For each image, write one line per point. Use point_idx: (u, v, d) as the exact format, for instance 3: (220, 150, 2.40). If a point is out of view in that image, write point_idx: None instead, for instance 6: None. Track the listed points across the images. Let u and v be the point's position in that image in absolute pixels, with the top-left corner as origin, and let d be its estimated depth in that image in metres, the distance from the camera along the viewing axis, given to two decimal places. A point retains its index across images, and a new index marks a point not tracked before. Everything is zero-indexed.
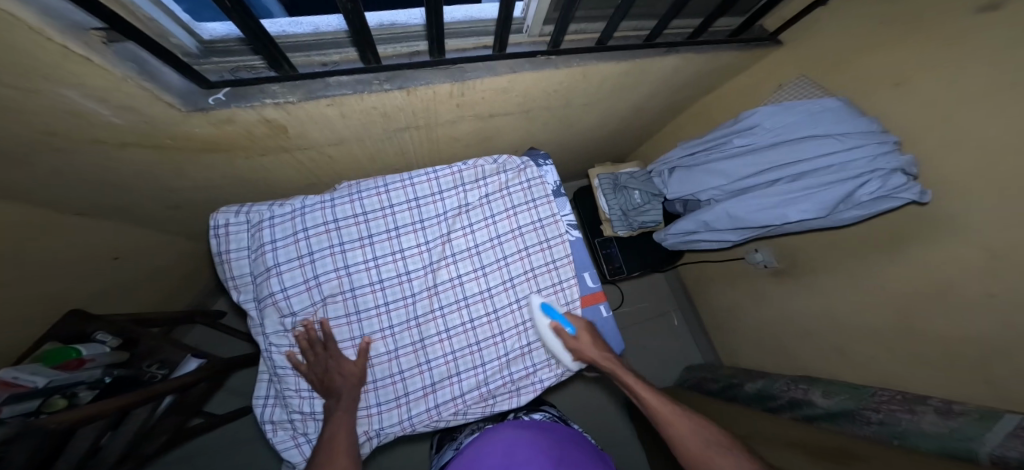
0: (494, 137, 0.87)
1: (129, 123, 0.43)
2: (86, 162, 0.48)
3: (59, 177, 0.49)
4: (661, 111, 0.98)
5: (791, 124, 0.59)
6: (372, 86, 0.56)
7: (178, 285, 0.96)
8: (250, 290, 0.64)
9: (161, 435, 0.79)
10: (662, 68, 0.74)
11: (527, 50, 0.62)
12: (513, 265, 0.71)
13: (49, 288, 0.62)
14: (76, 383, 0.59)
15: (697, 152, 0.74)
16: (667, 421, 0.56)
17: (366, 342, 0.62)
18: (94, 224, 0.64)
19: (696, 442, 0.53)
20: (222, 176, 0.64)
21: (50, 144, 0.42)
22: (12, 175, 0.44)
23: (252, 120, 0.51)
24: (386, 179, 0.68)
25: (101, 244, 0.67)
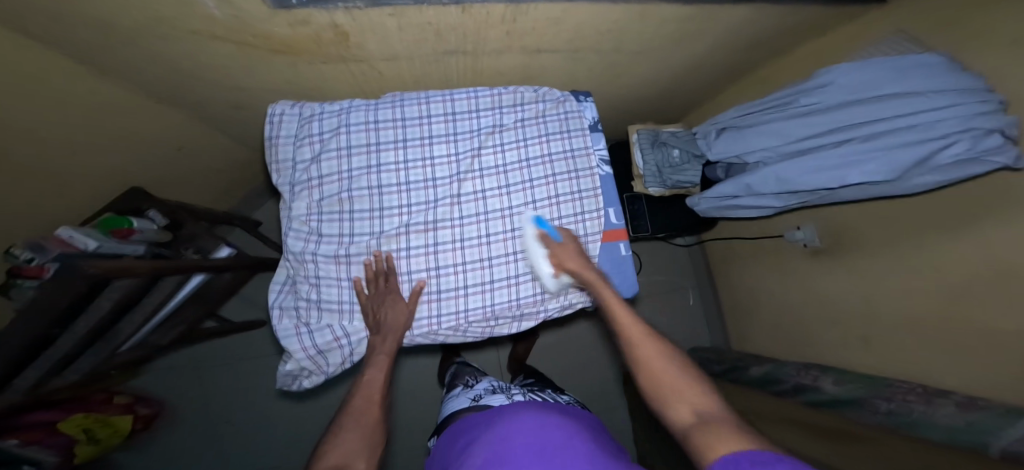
0: (536, 76, 0.83)
1: (226, 17, 0.49)
2: (180, 53, 0.55)
3: (153, 64, 0.56)
4: (720, 71, 0.91)
5: (874, 79, 0.53)
6: (430, 0, 0.56)
7: (229, 189, 1.05)
8: (289, 175, 0.68)
9: (177, 327, 0.81)
10: (738, 15, 0.67)
11: None
12: (537, 189, 0.70)
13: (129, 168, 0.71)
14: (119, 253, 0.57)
15: (752, 113, 0.71)
16: (631, 343, 0.47)
17: (386, 256, 0.64)
18: (174, 115, 0.71)
19: (660, 368, 0.43)
20: (282, 80, 0.70)
21: (160, 29, 0.48)
22: (127, 53, 0.51)
23: (323, 22, 0.56)
24: (428, 94, 0.70)
25: (172, 134, 0.74)
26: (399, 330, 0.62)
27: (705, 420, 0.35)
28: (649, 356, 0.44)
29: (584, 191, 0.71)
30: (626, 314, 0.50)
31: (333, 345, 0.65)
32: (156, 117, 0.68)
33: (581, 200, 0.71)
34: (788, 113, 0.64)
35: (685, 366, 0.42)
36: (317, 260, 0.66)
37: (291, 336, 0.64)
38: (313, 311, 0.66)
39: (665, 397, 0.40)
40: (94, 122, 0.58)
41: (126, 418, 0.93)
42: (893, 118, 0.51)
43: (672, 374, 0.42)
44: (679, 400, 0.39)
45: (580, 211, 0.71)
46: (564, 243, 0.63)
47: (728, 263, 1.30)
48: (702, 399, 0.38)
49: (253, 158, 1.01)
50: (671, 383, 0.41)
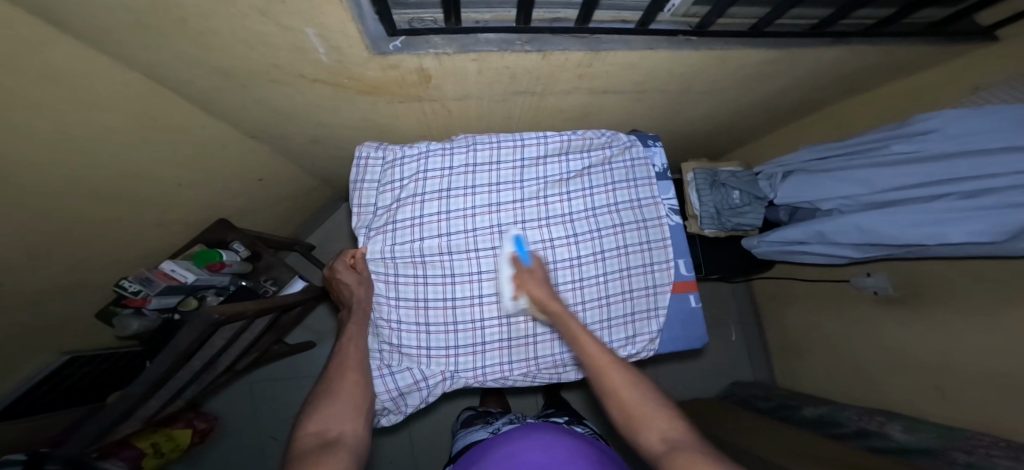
0: (595, 113, 0.84)
1: (330, 62, 0.52)
2: (279, 95, 0.58)
3: (255, 105, 0.59)
4: (784, 108, 0.90)
5: (986, 131, 0.50)
6: (514, 46, 0.58)
7: (292, 215, 1.09)
8: (367, 219, 0.73)
9: (252, 353, 0.91)
10: (820, 58, 0.66)
11: (668, 28, 0.55)
12: (607, 238, 0.75)
13: (215, 200, 0.74)
14: (208, 286, 0.74)
15: (832, 156, 0.70)
16: (603, 375, 0.53)
17: (359, 252, 0.71)
18: (259, 148, 0.74)
19: (633, 401, 0.50)
20: (359, 117, 0.72)
21: (269, 74, 0.51)
22: (237, 96, 0.55)
23: (411, 67, 0.59)
24: (498, 137, 0.74)
25: (252, 166, 0.76)
26: (364, 309, 0.68)
27: (674, 447, 0.44)
28: (619, 389, 0.51)
29: (653, 242, 0.76)
30: (595, 346, 0.55)
31: (413, 388, 0.71)
32: (247, 151, 0.72)
33: (651, 251, 0.76)
34: (879, 161, 0.62)
35: (639, 390, 0.51)
36: (398, 305, 0.71)
37: (376, 378, 0.69)
38: (394, 354, 0.71)
39: (634, 425, 0.48)
40: (196, 156, 0.61)
41: (188, 431, 1.01)
42: (1003, 176, 0.48)
43: (642, 404, 0.50)
44: (649, 427, 0.48)
45: (649, 263, 0.76)
46: (533, 268, 0.66)
47: (784, 305, 1.29)
48: (665, 422, 0.48)
49: (316, 185, 1.05)
50: (639, 413, 0.49)
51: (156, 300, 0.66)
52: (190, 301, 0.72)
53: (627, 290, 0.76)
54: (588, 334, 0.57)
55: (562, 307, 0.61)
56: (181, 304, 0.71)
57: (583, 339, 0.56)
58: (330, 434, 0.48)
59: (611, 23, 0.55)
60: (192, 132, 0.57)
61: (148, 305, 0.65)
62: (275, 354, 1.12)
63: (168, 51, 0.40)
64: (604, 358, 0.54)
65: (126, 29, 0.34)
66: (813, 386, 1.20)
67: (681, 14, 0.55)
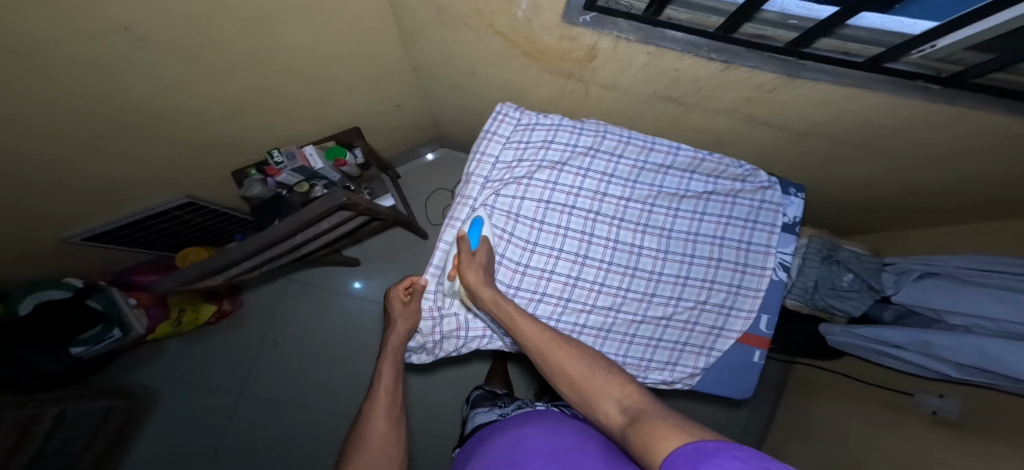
0: (730, 143, 0.81)
1: (523, 18, 0.54)
2: (459, 36, 0.61)
3: (435, 37, 0.63)
4: (938, 204, 0.81)
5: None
6: (699, 52, 0.55)
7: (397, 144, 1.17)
8: (485, 169, 0.74)
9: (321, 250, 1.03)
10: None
11: (907, 70, 0.48)
12: (697, 266, 0.74)
13: (356, 110, 0.81)
14: (320, 178, 0.80)
15: (999, 272, 0.61)
16: (549, 356, 0.49)
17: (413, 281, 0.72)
18: (407, 78, 0.80)
19: (575, 371, 0.45)
20: (509, 76, 0.75)
21: (469, 15, 0.54)
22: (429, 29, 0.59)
23: (585, 43, 0.59)
24: (630, 132, 0.73)
25: (395, 93, 0.83)
26: (404, 336, 0.69)
27: (633, 415, 0.35)
28: (563, 362, 0.47)
29: (744, 288, 0.74)
30: (532, 326, 0.54)
31: (453, 334, 0.77)
32: (396, 76, 0.77)
33: (738, 296, 0.74)
34: None
35: (586, 361, 0.46)
36: None
37: (425, 319, 0.74)
38: (446, 298, 0.75)
39: (588, 401, 0.41)
40: (361, 67, 0.67)
41: (211, 310, 1.21)
42: None
43: (585, 373, 0.44)
44: (602, 397, 0.40)
45: (728, 306, 0.75)
46: (476, 254, 0.65)
47: (822, 397, 1.22)
48: (614, 388, 0.40)
49: (428, 123, 1.11)
50: (580, 382, 0.44)
51: (285, 173, 0.74)
52: (303, 186, 0.79)
53: (692, 321, 0.75)
54: (523, 313, 0.56)
55: (492, 291, 0.61)
56: (297, 187, 0.78)
57: (523, 324, 0.54)
58: None
59: (833, 52, 0.50)
60: (374, 44, 0.62)
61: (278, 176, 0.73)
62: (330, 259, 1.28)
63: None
64: (544, 338, 0.51)
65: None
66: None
67: (933, 58, 0.47)
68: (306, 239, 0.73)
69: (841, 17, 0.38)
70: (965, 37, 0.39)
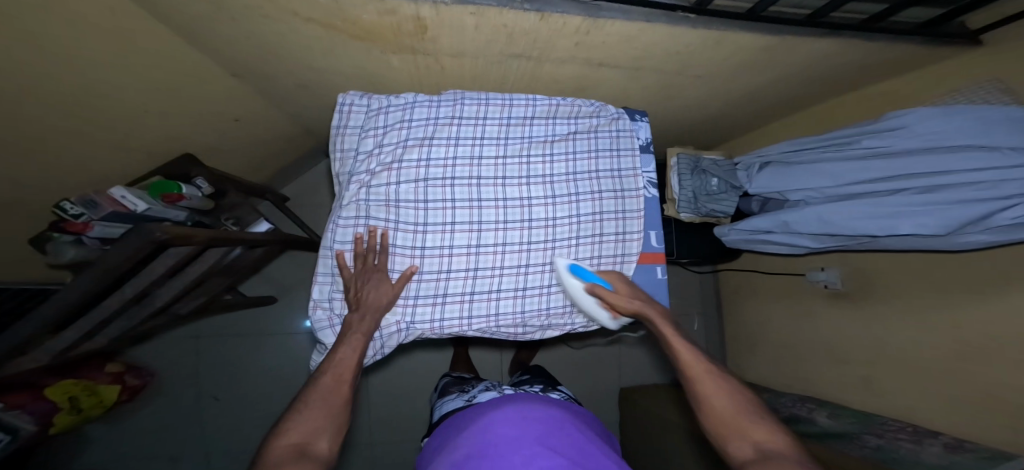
0: (589, 88, 0.86)
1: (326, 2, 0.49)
2: (266, 29, 0.56)
3: (238, 34, 0.56)
4: (766, 105, 0.94)
5: (946, 128, 0.52)
6: (513, 3, 0.56)
7: (263, 161, 1.07)
8: (349, 165, 0.70)
9: (202, 296, 0.95)
10: (805, 54, 0.67)
11: (669, 2, 0.58)
12: (584, 203, 0.76)
13: (179, 131, 0.71)
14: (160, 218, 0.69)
15: (805, 149, 0.70)
16: (691, 378, 0.51)
17: (371, 230, 0.66)
18: (229, 82, 0.71)
19: (724, 407, 0.47)
20: (350, 64, 0.70)
21: (259, 9, 0.49)
22: (223, 25, 0.53)
23: (408, 14, 0.56)
24: (488, 95, 0.72)
25: (222, 99, 0.73)
26: (379, 310, 0.64)
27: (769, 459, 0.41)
28: (706, 390, 0.49)
29: (629, 211, 0.78)
30: (687, 351, 0.54)
31: None
32: (213, 84, 0.68)
33: (626, 220, 0.78)
34: (845, 155, 0.63)
35: (731, 399, 0.48)
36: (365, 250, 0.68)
37: (326, 328, 0.70)
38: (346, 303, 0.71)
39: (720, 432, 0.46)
40: (156, 81, 0.57)
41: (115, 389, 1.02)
42: (962, 171, 0.51)
43: (737, 411, 0.46)
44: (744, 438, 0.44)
45: (622, 232, 0.77)
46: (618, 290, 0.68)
47: (736, 297, 1.38)
48: (757, 431, 0.44)
49: (286, 126, 1.01)
50: (730, 417, 0.46)
51: (99, 228, 0.58)
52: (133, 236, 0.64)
53: (597, 254, 0.76)
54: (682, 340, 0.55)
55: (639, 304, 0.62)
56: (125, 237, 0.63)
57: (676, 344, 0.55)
58: (309, 448, 0.44)
59: None
60: (160, 53, 0.53)
61: (90, 233, 0.56)
62: (226, 304, 1.15)
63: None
64: (697, 366, 0.52)
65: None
66: (760, 376, 1.27)
67: None
68: (140, 290, 0.58)
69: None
70: None
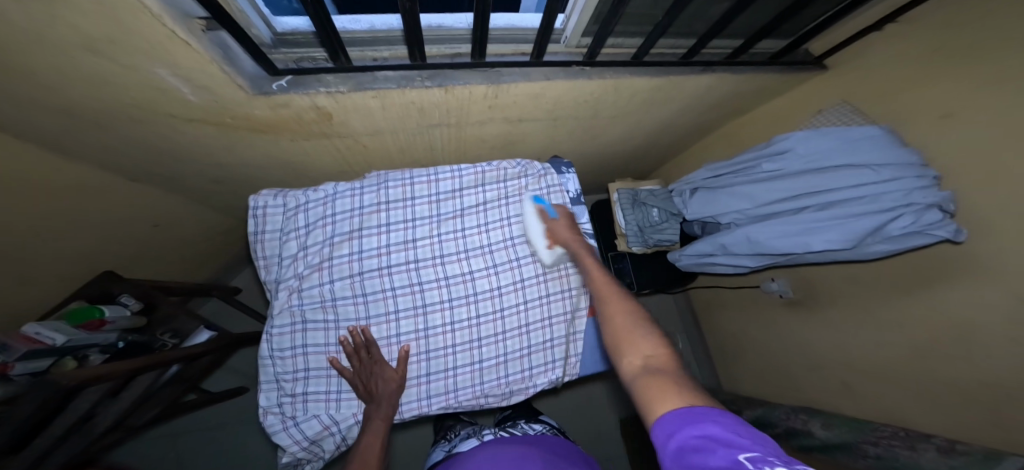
0: (518, 142, 0.89)
1: (200, 101, 0.50)
2: (155, 133, 0.56)
3: (127, 142, 0.57)
4: (688, 131, 1.00)
5: (829, 150, 0.59)
6: (415, 82, 0.59)
7: (198, 254, 1.03)
8: (275, 271, 0.68)
9: (154, 407, 0.81)
10: (696, 85, 0.74)
11: (563, 60, 0.63)
12: (525, 267, 0.74)
13: (75, 246, 0.67)
14: (89, 345, 0.62)
15: (723, 174, 0.74)
16: (607, 309, 0.52)
17: (357, 329, 0.65)
18: (123, 187, 0.69)
19: (624, 327, 0.46)
20: (264, 155, 0.70)
21: (133, 115, 0.50)
22: (97, 135, 0.53)
23: (305, 105, 0.57)
24: (412, 172, 0.72)
25: (123, 208, 0.72)
26: (392, 394, 0.65)
27: (649, 368, 0.38)
28: (615, 310, 0.50)
29: (570, 267, 0.75)
30: (611, 284, 0.57)
31: (324, 435, 0.65)
32: (106, 190, 0.66)
33: (569, 276, 0.75)
34: (752, 178, 0.68)
35: (632, 320, 0.47)
36: (308, 352, 0.65)
37: (280, 432, 0.64)
38: (298, 404, 0.66)
39: (619, 346, 0.44)
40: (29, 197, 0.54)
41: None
42: (848, 187, 0.57)
43: (633, 324, 0.46)
44: (631, 353, 0.42)
45: (567, 288, 0.75)
46: (560, 217, 0.72)
47: (711, 311, 1.36)
48: (647, 347, 0.42)
49: (217, 217, 0.99)
50: (624, 330, 0.46)
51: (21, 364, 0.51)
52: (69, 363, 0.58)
53: (547, 316, 0.74)
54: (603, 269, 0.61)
55: (586, 245, 0.67)
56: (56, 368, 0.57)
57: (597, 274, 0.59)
58: None
59: (515, 55, 0.63)
60: (23, 167, 0.51)
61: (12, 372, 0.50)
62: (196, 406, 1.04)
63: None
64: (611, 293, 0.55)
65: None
66: (753, 388, 1.21)
67: (575, 46, 0.64)
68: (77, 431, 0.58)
69: (413, 15, 0.44)
70: (574, 21, 0.58)
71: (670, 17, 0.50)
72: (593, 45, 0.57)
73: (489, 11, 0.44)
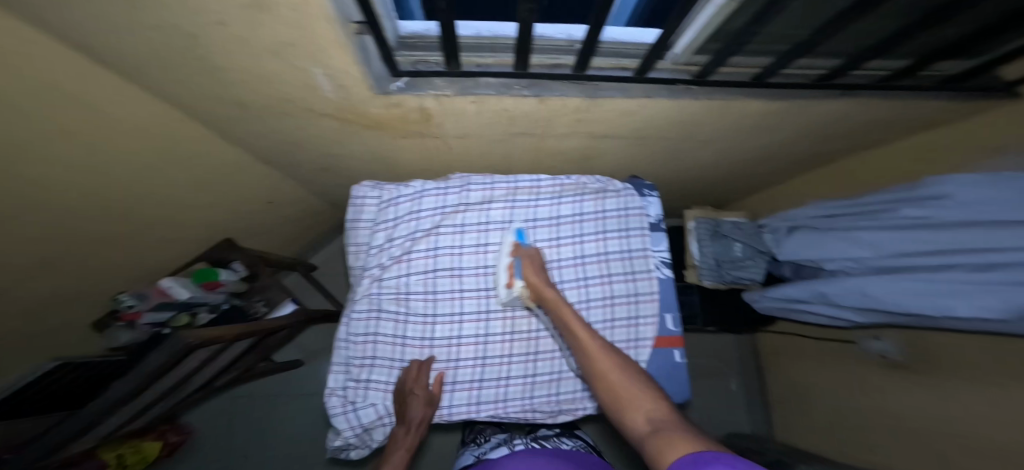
0: (596, 158, 0.87)
1: (337, 98, 0.56)
2: (286, 123, 0.63)
3: (263, 131, 0.65)
4: (789, 162, 0.91)
5: (996, 200, 0.49)
6: (512, 90, 0.60)
7: (297, 233, 1.14)
8: (360, 258, 0.71)
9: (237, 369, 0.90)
10: (827, 109, 0.64)
11: (669, 77, 0.59)
12: (592, 288, 0.72)
13: (209, 219, 0.78)
14: (202, 304, 0.72)
15: (840, 215, 0.70)
16: (603, 367, 0.53)
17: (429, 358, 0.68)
18: (251, 170, 0.78)
19: (627, 387, 0.49)
20: (362, 149, 0.76)
21: (280, 106, 0.57)
22: (246, 123, 0.61)
23: (414, 106, 0.61)
24: (493, 178, 0.73)
25: (248, 188, 0.82)
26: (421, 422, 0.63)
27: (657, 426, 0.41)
28: (608, 371, 0.52)
29: (641, 295, 0.72)
30: (586, 331, 0.57)
31: (376, 424, 0.67)
32: (241, 171, 0.76)
33: (638, 304, 0.72)
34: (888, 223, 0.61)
35: (629, 379, 0.50)
36: (378, 340, 0.68)
37: (339, 415, 0.66)
38: (359, 390, 0.67)
39: (626, 413, 0.47)
40: (184, 171, 0.63)
41: (157, 444, 1.03)
42: (1014, 248, 0.46)
43: (639, 390, 0.48)
44: (636, 413, 0.45)
45: (634, 317, 0.71)
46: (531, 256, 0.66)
47: (781, 359, 1.23)
48: (652, 406, 0.46)
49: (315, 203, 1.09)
50: (632, 395, 0.48)
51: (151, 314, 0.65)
52: (183, 318, 0.68)
53: (608, 342, 0.71)
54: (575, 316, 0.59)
55: (554, 291, 0.62)
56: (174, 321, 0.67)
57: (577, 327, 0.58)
58: None
59: (612, 69, 0.60)
60: (186, 143, 0.60)
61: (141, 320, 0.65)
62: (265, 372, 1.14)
63: (191, 72, 0.45)
64: (607, 355, 0.54)
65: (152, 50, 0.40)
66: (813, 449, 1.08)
67: (682, 63, 0.59)
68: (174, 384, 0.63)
69: (528, 25, 0.43)
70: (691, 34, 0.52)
71: (815, 38, 0.44)
72: (716, 59, 0.52)
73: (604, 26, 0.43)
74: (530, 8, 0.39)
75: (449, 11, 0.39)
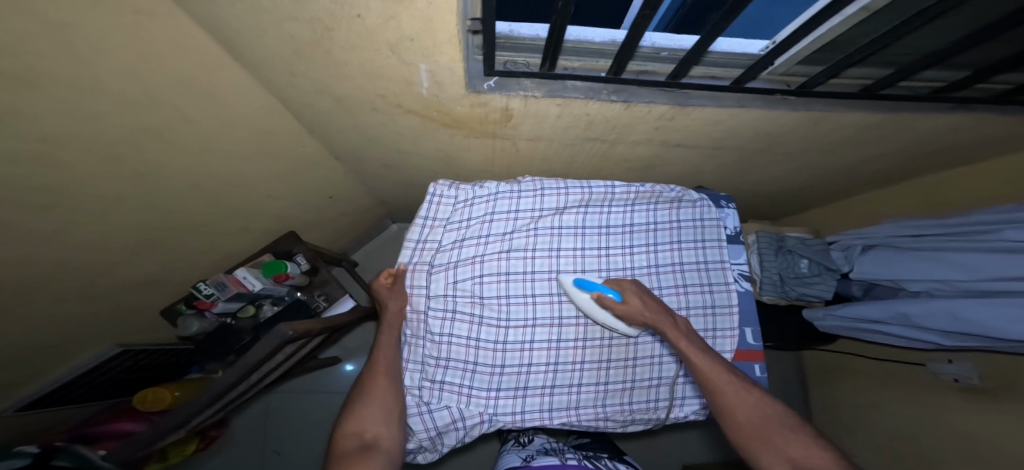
0: (660, 166, 0.86)
1: (429, 95, 0.55)
2: (370, 119, 0.63)
3: (343, 124, 0.64)
4: (857, 179, 0.90)
5: None
6: (600, 95, 0.59)
7: (345, 229, 1.15)
8: (430, 255, 0.69)
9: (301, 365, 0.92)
10: (923, 126, 0.63)
11: (766, 87, 0.57)
12: (666, 298, 0.70)
13: (272, 209, 0.77)
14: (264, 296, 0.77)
15: (930, 235, 0.69)
16: (721, 395, 0.54)
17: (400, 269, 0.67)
18: (320, 164, 0.78)
19: (752, 419, 0.52)
20: (432, 147, 0.75)
21: (373, 102, 0.57)
22: (334, 116, 0.60)
23: (498, 106, 0.59)
24: (567, 182, 0.71)
25: (315, 181, 0.81)
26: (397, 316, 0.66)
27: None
28: (734, 406, 0.53)
29: (718, 307, 0.70)
30: (705, 361, 0.57)
31: (450, 428, 0.66)
32: (312, 164, 0.75)
33: (715, 316, 0.70)
34: (983, 245, 0.62)
35: (759, 411, 0.53)
36: (451, 342, 0.67)
37: (414, 416, 0.65)
38: (434, 391, 0.66)
39: (757, 446, 0.51)
40: (263, 160, 0.63)
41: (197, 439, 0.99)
42: None
43: (761, 422, 0.52)
44: (772, 452, 0.50)
45: (711, 328, 0.70)
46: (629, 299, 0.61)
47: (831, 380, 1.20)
48: (784, 444, 0.50)
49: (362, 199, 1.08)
50: (757, 430, 0.52)
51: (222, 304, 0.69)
52: (249, 309, 0.74)
53: None
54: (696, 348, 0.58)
55: (677, 328, 0.60)
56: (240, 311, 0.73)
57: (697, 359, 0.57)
58: (366, 435, 0.57)
59: (703, 78, 0.58)
60: (272, 132, 0.60)
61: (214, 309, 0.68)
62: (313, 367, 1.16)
63: (297, 61, 0.45)
64: (723, 380, 0.55)
65: (276, 37, 0.40)
66: None
67: (780, 74, 0.57)
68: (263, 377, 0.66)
69: (637, 36, 0.41)
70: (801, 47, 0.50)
71: (947, 52, 0.43)
72: (826, 71, 0.50)
73: (717, 36, 0.41)
74: (643, 16, 0.36)
75: (563, 12, 0.37)
